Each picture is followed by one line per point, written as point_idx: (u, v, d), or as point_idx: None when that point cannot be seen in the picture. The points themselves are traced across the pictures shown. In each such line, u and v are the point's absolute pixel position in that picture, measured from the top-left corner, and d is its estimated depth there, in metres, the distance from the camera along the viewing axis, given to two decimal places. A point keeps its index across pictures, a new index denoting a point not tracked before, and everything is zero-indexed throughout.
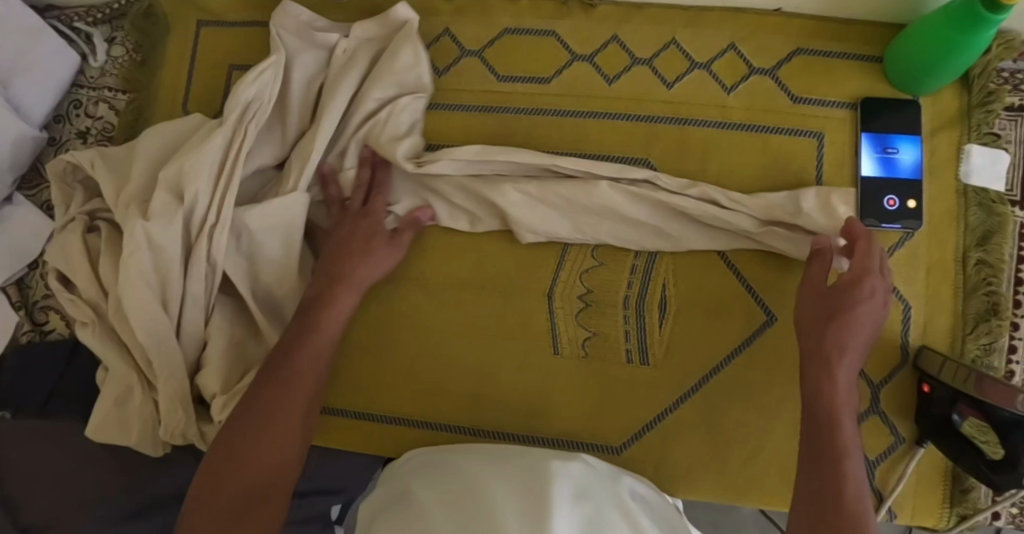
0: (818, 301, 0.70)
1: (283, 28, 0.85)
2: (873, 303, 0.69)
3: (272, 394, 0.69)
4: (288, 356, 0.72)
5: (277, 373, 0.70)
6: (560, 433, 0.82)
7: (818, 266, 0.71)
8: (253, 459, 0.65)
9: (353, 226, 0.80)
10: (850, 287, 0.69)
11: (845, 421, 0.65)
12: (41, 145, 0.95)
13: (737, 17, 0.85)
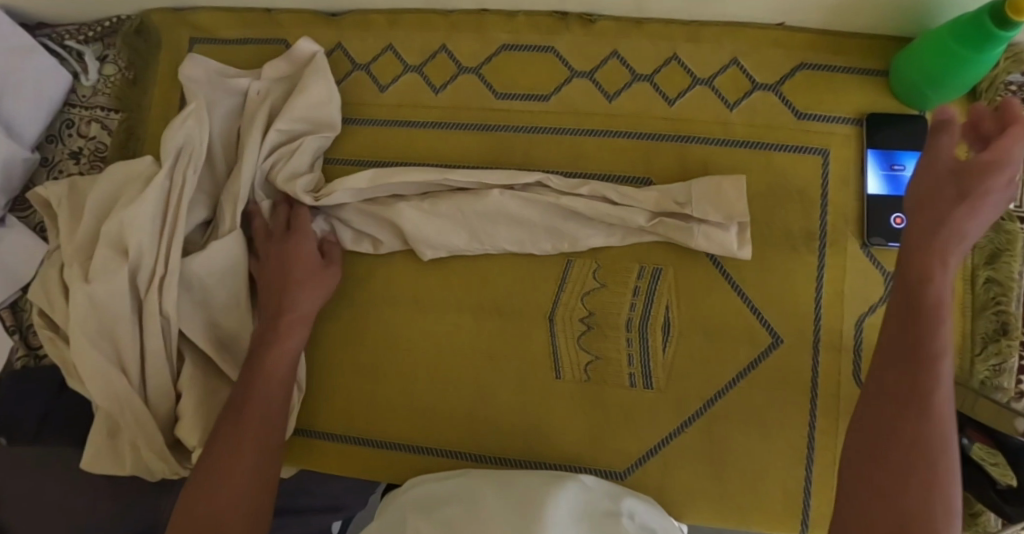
0: (937, 183, 0.61)
1: (193, 79, 0.86)
2: (998, 202, 0.59)
3: (230, 433, 0.71)
4: (247, 393, 0.73)
5: (236, 412, 0.72)
6: (562, 458, 0.81)
7: (946, 142, 0.61)
8: (211, 500, 0.66)
9: (282, 250, 0.80)
10: (980, 185, 0.59)
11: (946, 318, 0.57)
12: (33, 166, 0.94)
13: (740, 31, 0.82)
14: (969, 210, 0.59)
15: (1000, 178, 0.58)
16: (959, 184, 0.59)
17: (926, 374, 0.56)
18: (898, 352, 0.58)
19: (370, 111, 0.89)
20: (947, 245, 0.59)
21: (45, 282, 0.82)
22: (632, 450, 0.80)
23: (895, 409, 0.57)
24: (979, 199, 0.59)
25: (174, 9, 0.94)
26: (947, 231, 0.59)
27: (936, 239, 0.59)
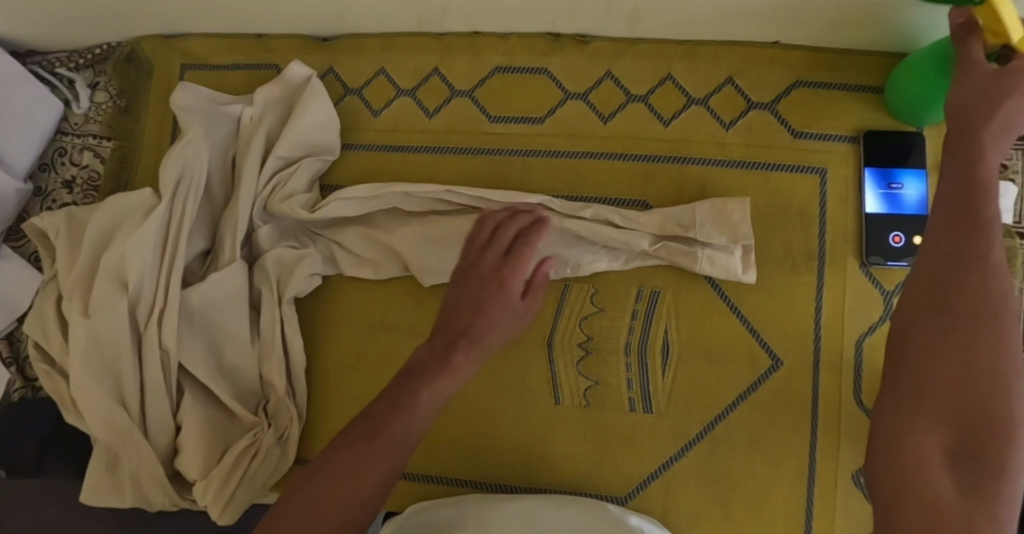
0: (978, 90, 0.54)
1: (183, 107, 0.83)
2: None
3: (350, 462, 0.54)
4: (393, 409, 0.57)
5: (368, 430, 0.55)
6: (563, 484, 0.80)
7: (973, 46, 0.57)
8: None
9: (494, 283, 0.65)
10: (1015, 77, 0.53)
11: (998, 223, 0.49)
12: (26, 196, 0.93)
13: (734, 50, 0.82)
14: (1003, 111, 0.52)
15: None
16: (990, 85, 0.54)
17: (976, 274, 0.47)
18: (942, 249, 0.49)
19: (364, 135, 0.89)
20: (985, 149, 0.51)
21: (41, 316, 0.81)
22: (633, 475, 0.79)
23: (949, 316, 0.46)
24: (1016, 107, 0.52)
25: (165, 37, 0.93)
26: (982, 134, 0.52)
27: (972, 146, 0.52)
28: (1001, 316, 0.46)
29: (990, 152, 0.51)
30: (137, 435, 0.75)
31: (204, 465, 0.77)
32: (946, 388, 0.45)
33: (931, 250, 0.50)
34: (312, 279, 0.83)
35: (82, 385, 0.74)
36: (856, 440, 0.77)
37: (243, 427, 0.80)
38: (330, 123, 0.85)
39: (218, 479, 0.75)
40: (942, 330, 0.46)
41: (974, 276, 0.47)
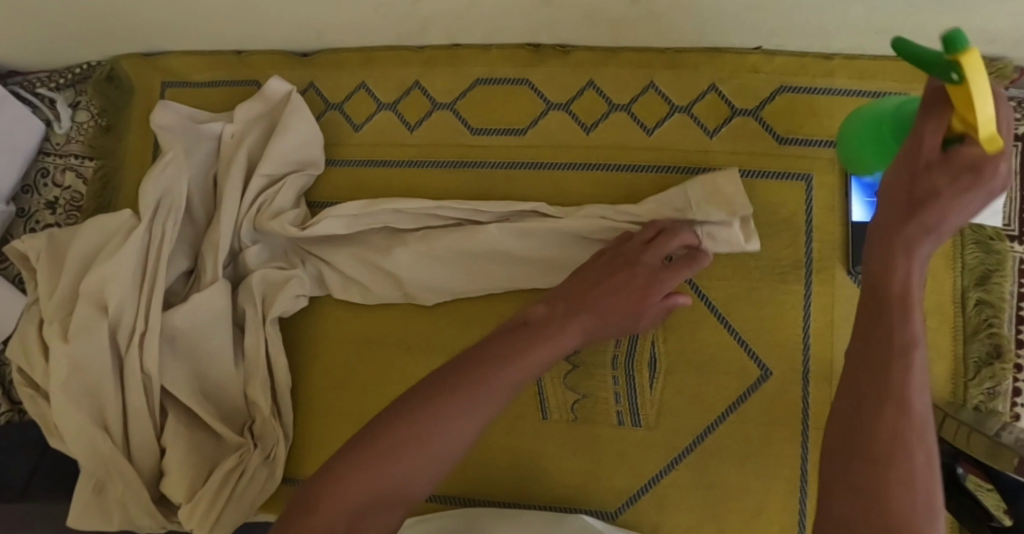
0: (916, 199, 0.53)
1: (164, 126, 0.83)
2: (965, 215, 0.53)
3: (437, 408, 0.58)
4: (486, 364, 0.61)
5: (459, 382, 0.60)
6: (553, 500, 0.79)
7: (933, 129, 0.52)
8: (380, 477, 0.57)
9: (629, 271, 0.69)
10: (953, 188, 0.52)
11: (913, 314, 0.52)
12: (9, 218, 0.92)
13: (716, 58, 0.81)
14: (929, 227, 0.53)
15: (981, 185, 0.52)
16: (928, 197, 0.53)
17: (899, 373, 0.50)
18: (865, 352, 0.52)
19: (346, 151, 0.88)
20: (908, 277, 0.53)
21: (23, 340, 0.81)
22: (624, 490, 0.78)
23: (864, 422, 0.50)
24: (944, 217, 0.53)
25: (145, 55, 0.93)
26: (907, 262, 0.53)
27: (896, 272, 0.53)
28: (912, 421, 0.49)
29: (913, 279, 0.53)
30: (121, 460, 0.75)
31: (190, 487, 0.75)
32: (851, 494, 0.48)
33: (854, 353, 0.53)
34: (299, 300, 0.82)
35: (64, 411, 0.73)
36: None
37: (228, 449, 0.79)
38: (313, 139, 0.84)
39: (205, 500, 0.74)
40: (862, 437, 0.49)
41: (893, 385, 0.50)
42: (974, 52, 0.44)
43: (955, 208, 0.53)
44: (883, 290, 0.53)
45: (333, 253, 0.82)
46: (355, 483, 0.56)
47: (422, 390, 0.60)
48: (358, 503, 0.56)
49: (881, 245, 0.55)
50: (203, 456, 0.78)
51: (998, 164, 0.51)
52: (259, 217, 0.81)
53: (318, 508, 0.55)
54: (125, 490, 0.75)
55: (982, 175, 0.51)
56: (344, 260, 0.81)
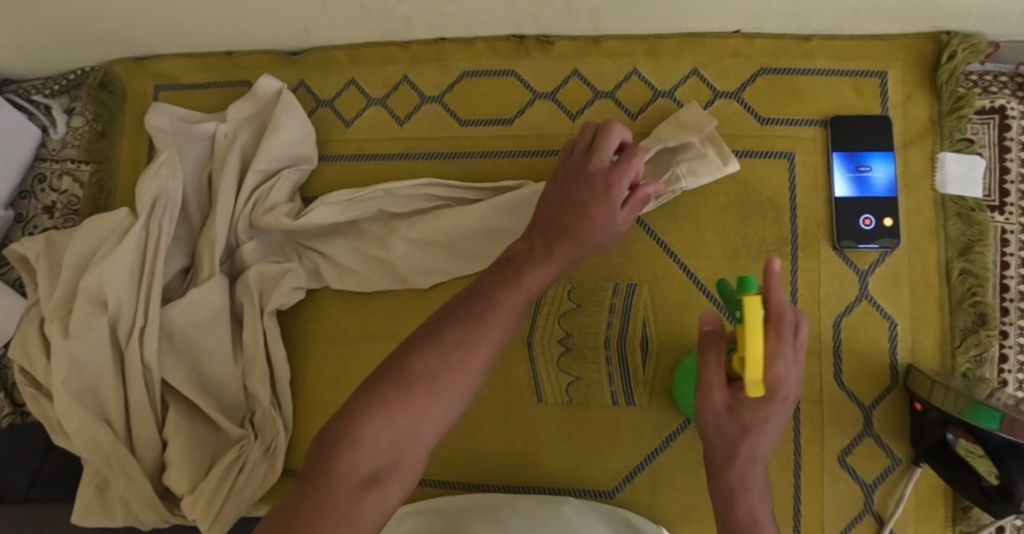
0: (731, 438, 0.54)
1: (158, 127, 0.85)
2: (772, 430, 0.53)
3: (460, 333, 0.48)
4: (508, 286, 0.51)
5: (478, 306, 0.50)
6: (551, 481, 0.80)
7: (714, 371, 0.55)
8: (410, 423, 0.46)
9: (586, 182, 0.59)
10: (749, 417, 0.53)
11: (745, 491, 0.53)
12: (7, 224, 0.94)
13: (696, 43, 0.83)
14: (755, 451, 0.53)
15: (768, 411, 0.53)
16: (737, 435, 0.53)
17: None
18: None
19: (338, 146, 0.90)
20: (751, 510, 0.52)
21: (24, 340, 0.82)
22: (620, 469, 0.79)
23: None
24: (761, 440, 0.53)
25: (137, 59, 0.94)
26: (746, 496, 0.53)
27: (737, 503, 0.52)
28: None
29: (756, 510, 0.52)
30: (123, 454, 0.75)
31: (192, 478, 0.76)
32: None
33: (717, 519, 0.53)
34: (295, 293, 0.83)
35: (65, 407, 0.74)
36: (840, 422, 0.77)
37: (229, 442, 0.80)
38: (305, 135, 0.86)
39: (207, 492, 0.75)
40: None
41: None
42: (752, 302, 0.48)
43: (764, 423, 0.53)
44: (728, 517, 0.52)
45: (326, 245, 0.83)
46: (382, 430, 0.45)
47: (440, 322, 0.50)
48: (392, 446, 0.45)
49: (719, 484, 0.54)
50: (202, 448, 0.78)
51: (782, 381, 0.52)
52: (255, 214, 0.82)
53: (345, 465, 0.44)
54: (127, 485, 0.76)
55: (759, 410, 0.53)
56: (340, 251, 0.82)
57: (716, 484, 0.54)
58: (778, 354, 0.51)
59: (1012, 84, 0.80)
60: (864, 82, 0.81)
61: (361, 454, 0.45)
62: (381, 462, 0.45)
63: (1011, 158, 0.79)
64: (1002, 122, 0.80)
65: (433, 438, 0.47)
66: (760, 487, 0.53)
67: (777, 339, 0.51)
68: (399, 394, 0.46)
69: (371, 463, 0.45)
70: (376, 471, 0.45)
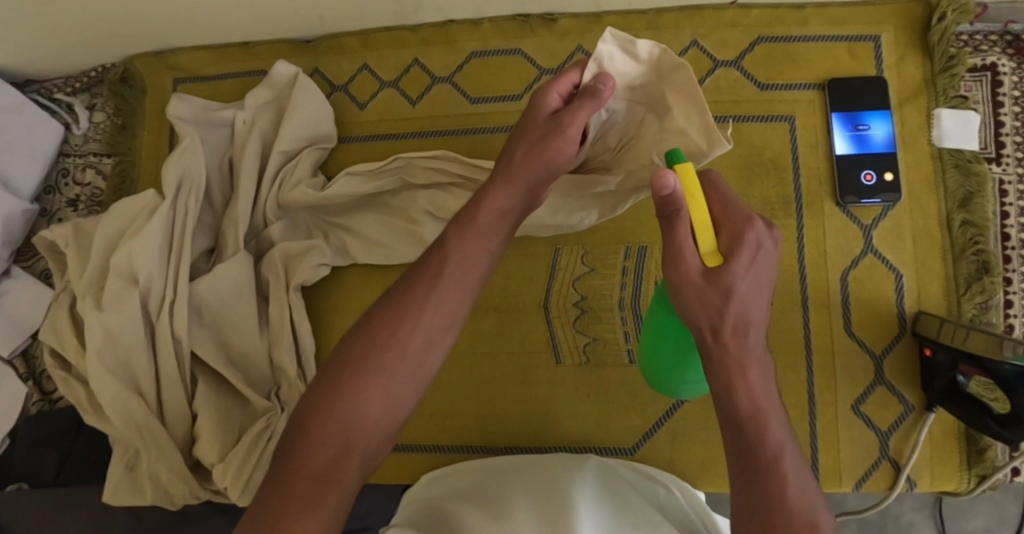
0: (714, 307, 0.47)
1: (180, 116, 0.88)
2: (756, 284, 0.47)
3: (394, 316, 0.50)
4: (440, 267, 0.52)
5: (416, 289, 0.52)
6: (571, 441, 0.82)
7: (681, 235, 0.47)
8: (358, 408, 0.47)
9: (533, 132, 0.57)
10: (729, 275, 0.46)
11: (753, 368, 0.46)
12: (33, 217, 0.97)
13: (695, 15, 0.86)
14: (744, 313, 0.47)
15: (742, 262, 0.47)
16: (721, 301, 0.46)
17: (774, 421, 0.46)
18: (739, 446, 0.46)
19: (353, 129, 0.93)
20: (753, 394, 0.46)
21: (54, 324, 0.84)
22: (638, 426, 0.80)
23: (753, 496, 0.44)
24: (746, 300, 0.47)
25: (156, 53, 0.98)
26: (744, 379, 0.46)
27: (735, 389, 0.46)
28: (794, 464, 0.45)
29: (759, 397, 0.46)
30: (155, 426, 0.77)
31: (222, 448, 0.78)
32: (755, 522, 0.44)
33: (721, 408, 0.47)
34: (320, 269, 0.86)
35: (98, 381, 0.76)
36: (852, 372, 0.79)
37: (256, 414, 0.81)
38: (324, 115, 0.89)
39: (236, 461, 0.76)
40: (757, 484, 0.44)
41: (758, 441, 0.45)
42: (688, 165, 0.48)
43: (748, 276, 0.47)
44: (729, 409, 0.46)
45: (349, 220, 0.86)
46: (335, 420, 0.46)
47: (366, 324, 0.51)
48: (345, 433, 0.46)
49: (716, 369, 0.47)
50: (230, 420, 0.80)
51: (751, 229, 0.47)
52: (282, 192, 0.85)
53: (301, 455, 0.45)
54: (158, 456, 0.78)
55: (731, 266, 0.46)
56: (362, 224, 0.85)
57: (709, 371, 0.48)
58: (731, 209, 0.49)
59: (1002, 42, 0.84)
60: (858, 46, 0.84)
61: (314, 443, 0.45)
62: (333, 456, 0.45)
63: (1004, 112, 0.83)
64: (994, 78, 0.83)
65: (389, 423, 0.48)
66: (761, 368, 0.47)
67: (723, 201, 0.50)
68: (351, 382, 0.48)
69: (325, 450, 0.45)
70: (332, 457, 0.45)
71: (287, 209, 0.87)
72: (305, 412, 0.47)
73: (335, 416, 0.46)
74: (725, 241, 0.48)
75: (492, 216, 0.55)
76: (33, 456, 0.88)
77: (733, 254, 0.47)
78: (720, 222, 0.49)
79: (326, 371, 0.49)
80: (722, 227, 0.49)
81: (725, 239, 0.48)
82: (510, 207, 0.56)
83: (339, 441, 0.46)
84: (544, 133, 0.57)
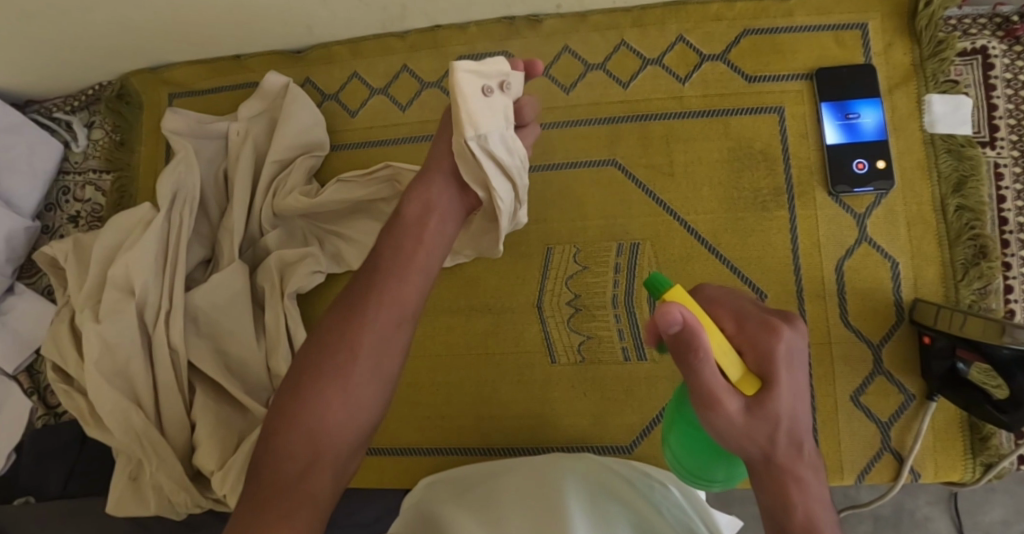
0: (763, 435, 0.46)
1: (175, 131, 0.90)
2: (795, 394, 0.47)
3: (341, 328, 0.54)
4: (372, 280, 0.56)
5: (359, 304, 0.55)
6: (568, 440, 0.81)
7: (706, 375, 0.46)
8: (320, 413, 0.51)
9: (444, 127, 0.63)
10: (771, 399, 0.46)
11: (807, 478, 0.47)
12: (35, 234, 0.98)
13: (680, 11, 0.86)
14: (793, 433, 0.47)
15: (780, 380, 0.46)
16: (770, 427, 0.46)
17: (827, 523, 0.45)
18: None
19: (345, 137, 0.94)
20: (810, 506, 0.46)
21: (56, 338, 0.86)
22: (635, 424, 0.80)
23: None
24: (783, 413, 0.46)
25: (151, 70, 1.00)
26: (801, 487, 0.46)
27: (791, 503, 0.46)
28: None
29: (815, 504, 0.46)
30: (155, 435, 0.78)
31: (220, 456, 0.78)
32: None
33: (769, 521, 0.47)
34: (315, 276, 0.86)
35: (96, 393, 0.78)
36: (849, 362, 0.78)
37: (254, 421, 0.82)
38: (314, 124, 0.90)
39: (232, 468, 0.76)
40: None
41: None
42: (676, 286, 0.47)
43: (786, 394, 0.46)
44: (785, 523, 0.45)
45: (343, 226, 0.87)
46: (297, 434, 0.50)
47: (316, 338, 0.55)
48: (309, 445, 0.50)
49: (772, 486, 0.47)
50: (228, 428, 0.81)
51: (776, 339, 0.47)
52: (276, 199, 0.86)
53: (269, 469, 0.49)
54: (158, 467, 0.79)
55: (772, 391, 0.46)
56: (355, 230, 0.86)
57: (762, 486, 0.47)
58: (749, 328, 0.48)
59: (992, 25, 0.83)
60: (845, 34, 0.83)
61: (282, 458, 0.49)
62: (303, 467, 0.49)
63: (997, 95, 0.82)
64: (984, 62, 0.82)
65: (352, 423, 0.52)
66: (814, 474, 0.47)
67: (733, 317, 0.50)
68: (306, 394, 0.52)
69: (293, 461, 0.49)
70: (299, 470, 0.49)
71: (281, 217, 0.88)
72: (269, 426, 0.52)
73: (294, 425, 0.51)
74: (752, 359, 0.48)
75: (416, 208, 0.60)
76: (39, 470, 0.89)
77: (767, 374, 0.47)
78: (739, 342, 0.49)
79: (285, 386, 0.54)
80: (743, 346, 0.48)
81: (754, 358, 0.47)
82: (438, 202, 0.60)
83: (303, 453, 0.50)
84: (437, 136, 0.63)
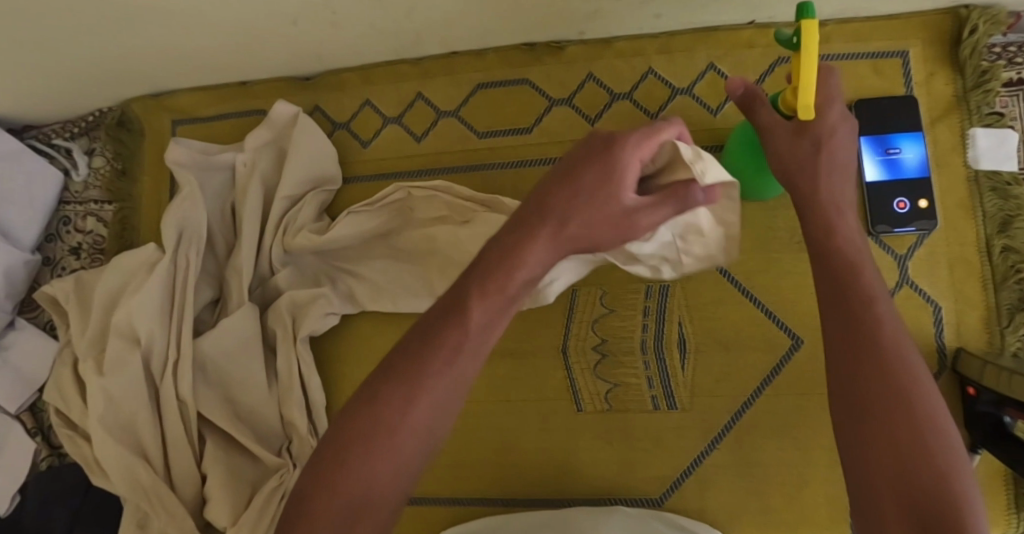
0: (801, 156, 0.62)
1: (177, 162, 0.84)
2: (839, 143, 0.62)
3: (407, 378, 0.46)
4: (452, 327, 0.47)
5: (429, 356, 0.46)
6: (593, 491, 0.78)
7: (762, 112, 0.64)
8: (364, 482, 0.45)
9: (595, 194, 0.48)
10: (817, 132, 0.61)
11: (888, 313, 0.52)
12: (36, 267, 0.95)
13: (710, 38, 0.81)
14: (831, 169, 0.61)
15: (831, 127, 0.62)
16: (803, 153, 0.62)
17: (902, 404, 0.48)
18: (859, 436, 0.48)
19: (358, 168, 0.90)
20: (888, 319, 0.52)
21: (58, 384, 0.82)
22: (663, 476, 0.77)
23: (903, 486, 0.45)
24: (830, 146, 0.61)
25: (152, 96, 0.95)
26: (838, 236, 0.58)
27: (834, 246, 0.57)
28: (942, 451, 0.46)
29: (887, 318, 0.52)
30: (163, 491, 0.75)
31: (233, 511, 0.75)
32: (909, 522, 0.43)
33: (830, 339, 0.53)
34: (328, 319, 0.82)
35: (104, 446, 0.75)
36: None
37: (267, 470, 0.79)
38: (325, 154, 0.86)
39: (247, 524, 0.73)
40: (899, 483, 0.45)
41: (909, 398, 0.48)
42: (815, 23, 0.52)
43: (836, 148, 0.62)
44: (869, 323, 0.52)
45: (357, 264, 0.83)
46: (336, 501, 0.44)
47: (377, 382, 0.47)
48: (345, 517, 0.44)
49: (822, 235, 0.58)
50: (241, 480, 0.77)
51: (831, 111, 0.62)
52: (286, 237, 0.82)
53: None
54: (168, 521, 0.76)
55: (819, 129, 0.61)
56: (370, 270, 0.82)
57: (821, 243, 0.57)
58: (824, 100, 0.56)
59: None
60: (885, 63, 0.79)
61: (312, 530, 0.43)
62: None
63: None
64: None
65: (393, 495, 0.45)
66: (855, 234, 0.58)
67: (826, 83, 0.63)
68: (354, 456, 0.45)
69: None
70: None
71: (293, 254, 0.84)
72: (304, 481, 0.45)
73: (335, 488, 0.44)
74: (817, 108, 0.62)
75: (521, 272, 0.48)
76: (45, 516, 0.86)
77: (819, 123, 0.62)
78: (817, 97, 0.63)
79: (331, 432, 0.47)
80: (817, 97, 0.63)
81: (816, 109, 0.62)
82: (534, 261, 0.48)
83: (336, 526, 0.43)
84: (606, 215, 0.49)
